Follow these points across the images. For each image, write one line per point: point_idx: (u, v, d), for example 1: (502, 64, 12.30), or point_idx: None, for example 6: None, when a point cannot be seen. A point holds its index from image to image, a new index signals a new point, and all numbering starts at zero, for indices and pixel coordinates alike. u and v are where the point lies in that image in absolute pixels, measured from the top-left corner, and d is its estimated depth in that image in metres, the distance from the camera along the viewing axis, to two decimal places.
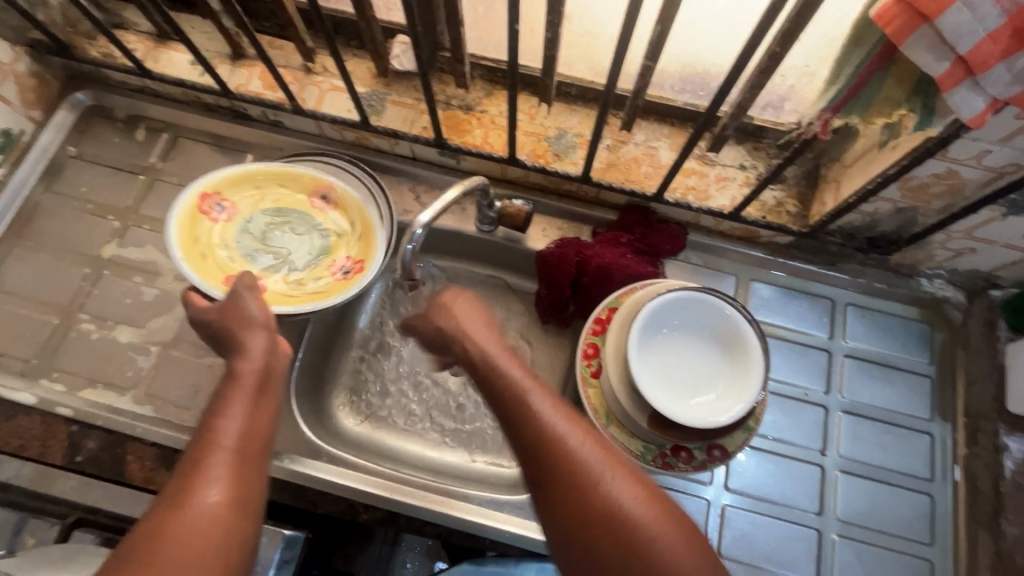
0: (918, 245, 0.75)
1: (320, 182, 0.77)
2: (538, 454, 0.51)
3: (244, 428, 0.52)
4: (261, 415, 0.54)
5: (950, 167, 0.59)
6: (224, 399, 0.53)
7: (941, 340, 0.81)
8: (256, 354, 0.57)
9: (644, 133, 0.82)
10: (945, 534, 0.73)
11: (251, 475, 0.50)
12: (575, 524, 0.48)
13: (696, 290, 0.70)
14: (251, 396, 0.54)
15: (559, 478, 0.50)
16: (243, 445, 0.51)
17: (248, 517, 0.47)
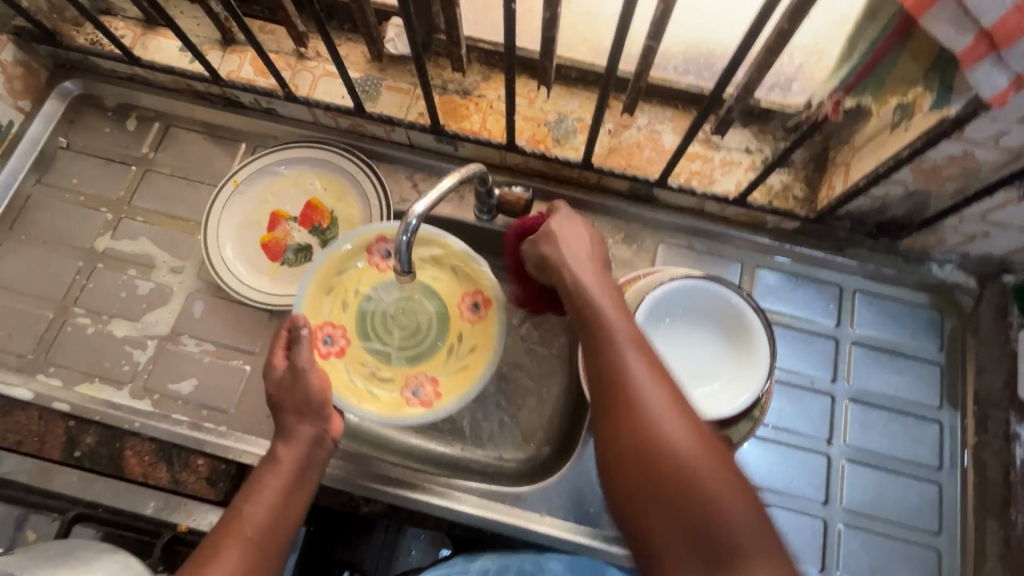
0: (929, 229, 0.73)
1: (478, 293, 0.77)
2: (610, 364, 0.57)
3: (268, 519, 0.58)
4: (291, 505, 0.60)
5: (965, 148, 0.57)
6: (259, 483, 0.60)
7: (950, 327, 0.80)
8: (299, 443, 0.62)
9: (647, 116, 0.79)
10: (953, 522, 0.72)
11: (263, 566, 0.56)
12: (628, 432, 0.53)
13: (700, 278, 0.68)
14: (284, 487, 0.60)
15: (608, 381, 0.56)
16: (264, 531, 0.57)
17: None
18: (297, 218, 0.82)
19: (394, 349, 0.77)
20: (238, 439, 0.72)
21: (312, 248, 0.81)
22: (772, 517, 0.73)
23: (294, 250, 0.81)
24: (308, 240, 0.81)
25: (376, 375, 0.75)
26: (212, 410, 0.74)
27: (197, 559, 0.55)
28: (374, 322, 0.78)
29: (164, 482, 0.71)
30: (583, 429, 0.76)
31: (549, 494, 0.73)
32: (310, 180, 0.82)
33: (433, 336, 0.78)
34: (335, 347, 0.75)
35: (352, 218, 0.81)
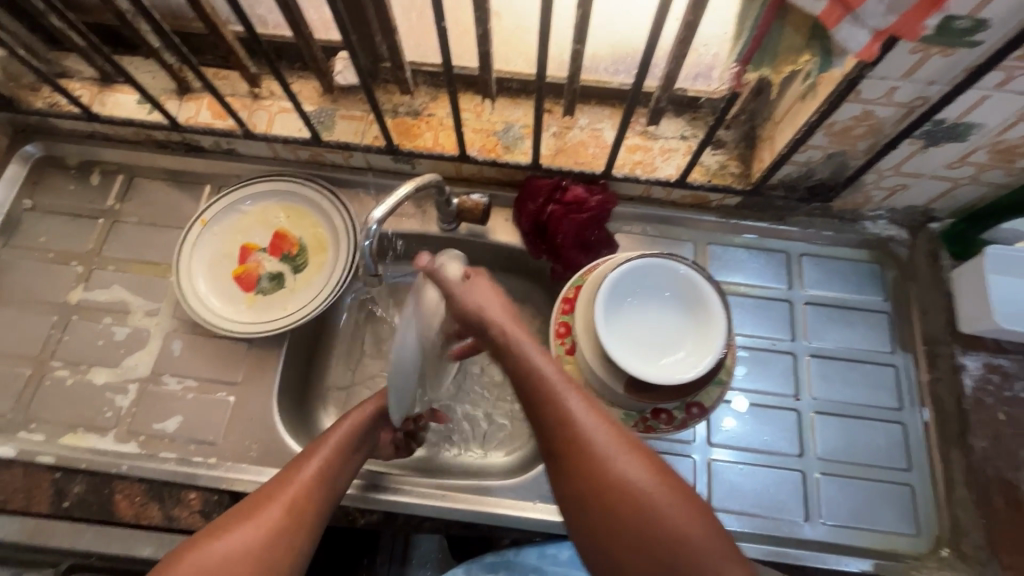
0: (855, 188, 0.79)
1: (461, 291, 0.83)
2: (531, 393, 0.58)
3: (323, 472, 0.62)
4: (343, 468, 0.64)
5: (866, 108, 0.63)
6: (314, 446, 0.64)
7: (892, 277, 0.85)
8: (343, 426, 0.67)
9: (587, 117, 0.85)
10: (920, 458, 0.76)
11: (313, 511, 0.59)
12: (569, 463, 0.54)
13: (651, 256, 0.73)
14: (338, 450, 0.65)
15: (528, 393, 0.58)
16: (334, 455, 0.64)
17: (300, 530, 0.57)
18: (267, 248, 0.84)
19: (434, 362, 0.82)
20: (229, 468, 0.73)
21: (284, 275, 0.83)
22: (754, 476, 0.76)
23: (268, 278, 0.83)
24: (279, 268, 0.84)
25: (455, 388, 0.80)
26: (199, 443, 0.75)
27: (238, 510, 0.57)
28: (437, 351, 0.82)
29: (156, 521, 0.71)
30: None
31: (540, 482, 0.75)
32: (274, 212, 0.86)
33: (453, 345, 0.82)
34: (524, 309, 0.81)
35: (322, 243, 0.84)
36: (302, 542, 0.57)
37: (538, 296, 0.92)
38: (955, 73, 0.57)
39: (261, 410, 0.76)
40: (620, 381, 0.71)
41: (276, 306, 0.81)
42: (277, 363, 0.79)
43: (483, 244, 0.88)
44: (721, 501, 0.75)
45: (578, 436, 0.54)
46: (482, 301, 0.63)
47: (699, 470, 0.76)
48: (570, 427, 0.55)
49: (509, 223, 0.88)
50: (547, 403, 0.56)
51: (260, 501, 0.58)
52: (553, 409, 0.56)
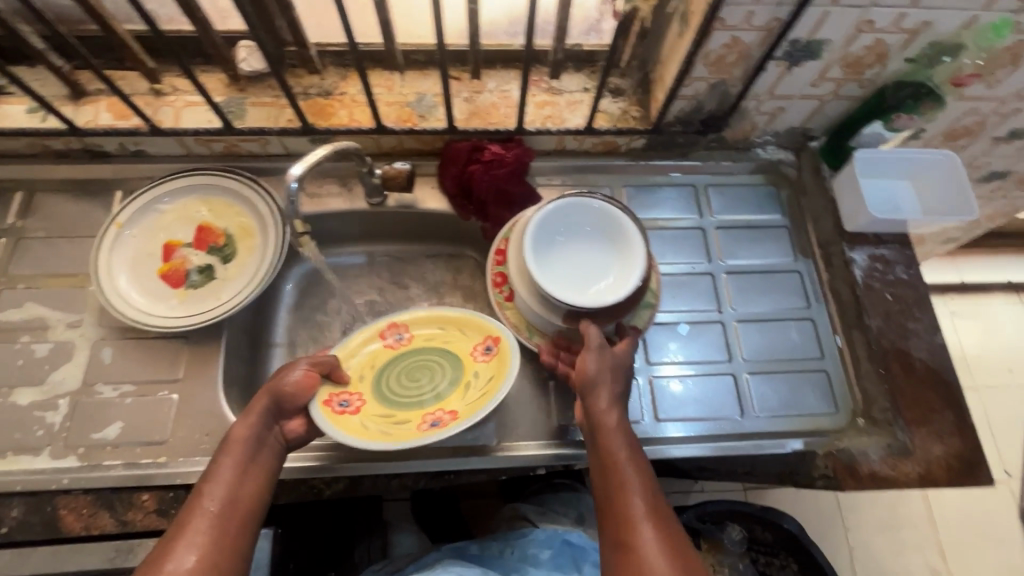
0: (741, 116, 0.87)
1: (488, 334, 0.79)
2: (600, 468, 0.65)
3: (230, 493, 0.60)
4: (252, 479, 0.62)
5: (733, 35, 0.71)
6: (218, 464, 0.61)
7: (786, 195, 0.95)
8: (242, 440, 0.63)
9: (495, 80, 0.89)
10: (830, 346, 0.86)
11: (231, 535, 0.58)
12: (617, 535, 0.60)
13: (572, 196, 0.78)
14: (239, 465, 0.62)
15: (599, 467, 0.65)
16: (240, 473, 0.61)
17: (220, 562, 0.55)
18: (192, 243, 0.83)
19: (403, 400, 0.77)
20: (182, 463, 0.71)
21: (214, 266, 0.82)
22: (692, 385, 0.83)
23: (198, 272, 0.82)
24: (208, 261, 0.82)
25: (394, 422, 0.74)
26: (146, 445, 0.73)
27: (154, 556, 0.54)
28: (394, 387, 0.79)
29: (109, 529, 0.68)
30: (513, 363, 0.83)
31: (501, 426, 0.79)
32: (195, 207, 0.84)
33: (446, 381, 0.79)
34: (489, 355, 0.78)
35: (249, 230, 0.84)
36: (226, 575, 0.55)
37: (474, 259, 0.96)
38: None
39: (208, 402, 0.75)
40: (559, 314, 0.75)
41: (210, 297, 0.80)
42: (218, 354, 0.78)
43: (412, 214, 0.91)
44: (666, 413, 0.81)
45: (632, 517, 0.60)
46: (608, 374, 0.70)
47: (643, 388, 0.82)
48: (625, 507, 0.61)
49: (434, 190, 0.91)
50: (613, 482, 0.63)
51: (176, 539, 0.55)
52: (618, 488, 0.62)
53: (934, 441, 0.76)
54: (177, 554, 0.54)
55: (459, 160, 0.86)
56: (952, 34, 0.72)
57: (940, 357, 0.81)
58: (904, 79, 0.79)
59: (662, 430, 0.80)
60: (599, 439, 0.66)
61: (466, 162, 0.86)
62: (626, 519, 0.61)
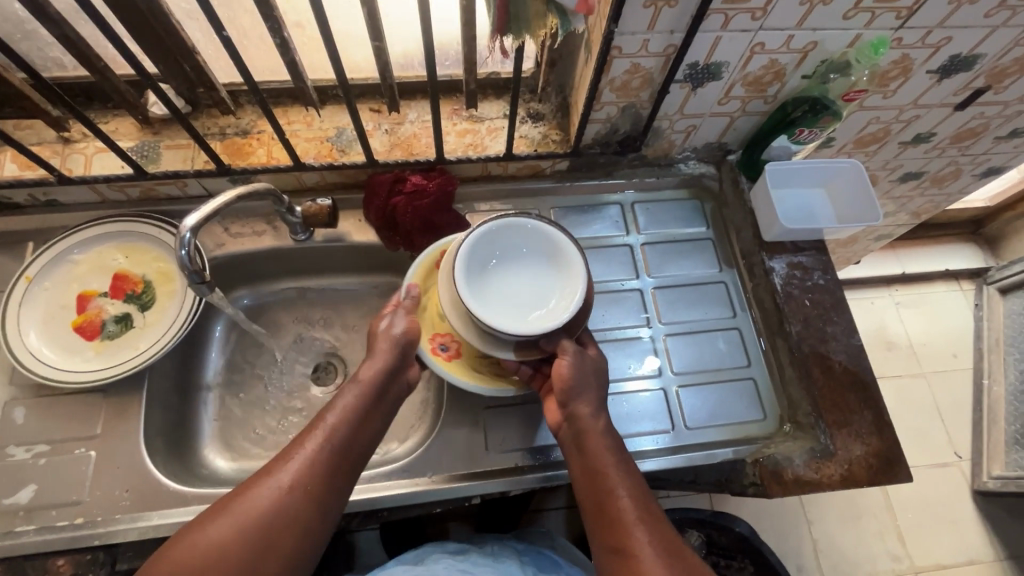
0: (657, 135, 0.90)
1: None
2: (587, 467, 0.68)
3: (349, 437, 0.66)
4: (364, 429, 0.68)
5: (633, 62, 0.73)
6: (341, 401, 0.68)
7: (709, 207, 0.99)
8: (355, 392, 0.69)
9: (415, 111, 0.90)
10: (756, 353, 0.88)
11: (336, 477, 0.63)
12: (608, 529, 0.64)
13: (500, 220, 0.77)
14: (352, 418, 0.67)
15: (586, 467, 0.69)
16: (356, 424, 0.67)
17: (317, 504, 0.61)
18: (107, 292, 0.81)
19: None
20: (100, 523, 0.69)
21: (131, 315, 0.80)
22: (624, 402, 0.84)
23: (114, 321, 0.80)
24: (124, 309, 0.81)
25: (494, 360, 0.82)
26: (62, 507, 0.70)
27: (256, 476, 0.61)
28: None
29: None
30: (447, 390, 0.83)
31: (431, 458, 0.79)
32: (111, 255, 0.83)
33: None
34: None
35: (167, 275, 0.82)
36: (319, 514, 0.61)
37: None
38: (685, 21, 0.68)
39: (128, 457, 0.73)
40: (508, 346, 0.74)
41: (126, 347, 0.78)
42: (139, 406, 0.76)
43: (341, 248, 0.91)
44: None
45: (622, 512, 0.64)
46: (587, 385, 0.73)
47: None
48: (614, 503, 0.65)
49: (361, 223, 0.91)
50: (601, 480, 0.67)
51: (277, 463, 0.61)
52: (606, 487, 0.66)
53: (854, 441, 0.79)
54: (281, 480, 0.60)
55: (382, 193, 0.86)
56: (839, 53, 0.76)
57: (858, 359, 0.84)
58: (802, 94, 0.83)
59: None
60: (585, 439, 0.70)
61: (389, 194, 0.86)
62: (614, 532, 0.63)
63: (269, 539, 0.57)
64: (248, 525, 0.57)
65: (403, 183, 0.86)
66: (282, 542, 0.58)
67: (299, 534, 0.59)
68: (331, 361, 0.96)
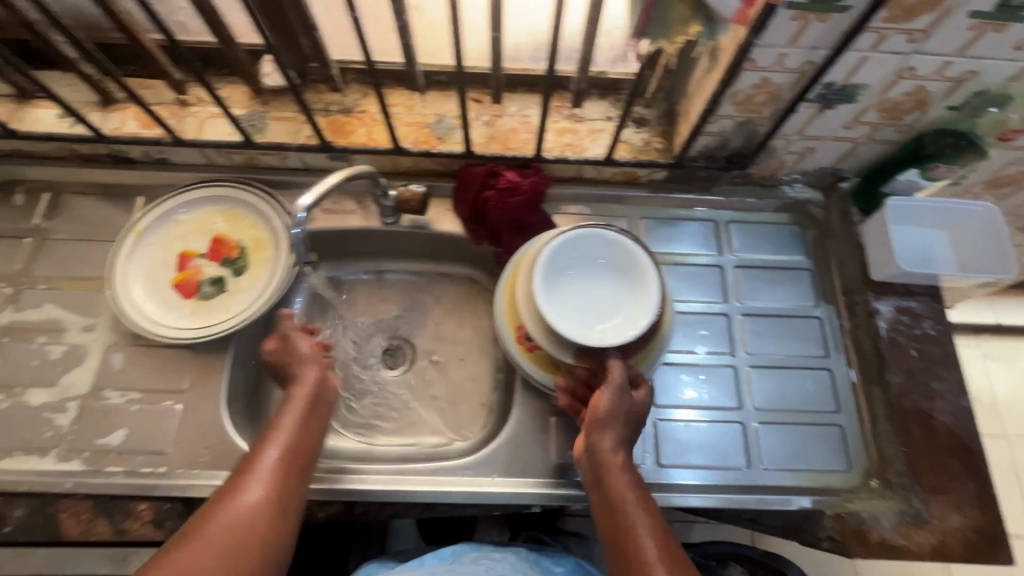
0: (769, 154, 0.84)
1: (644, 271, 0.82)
2: (604, 498, 0.64)
3: (285, 451, 0.63)
4: (303, 444, 0.65)
5: (763, 76, 0.68)
6: (280, 423, 0.65)
7: (812, 237, 0.92)
8: (292, 411, 0.67)
9: (516, 104, 0.88)
10: (848, 399, 0.82)
11: (289, 489, 0.61)
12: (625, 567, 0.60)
13: (582, 227, 0.75)
14: (290, 432, 0.65)
15: (608, 498, 0.64)
16: (294, 438, 0.65)
17: (281, 513, 0.59)
18: (206, 253, 0.84)
19: None
20: (181, 476, 0.72)
21: (226, 278, 0.83)
22: (697, 430, 0.80)
23: (209, 282, 0.83)
24: (220, 272, 0.83)
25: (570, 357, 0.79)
26: (147, 455, 0.74)
27: (226, 486, 0.59)
28: None
29: (106, 536, 0.69)
30: (517, 392, 0.82)
31: (496, 461, 0.77)
32: (211, 217, 0.86)
33: None
34: None
35: (263, 243, 0.84)
36: (284, 521, 0.59)
37: (484, 283, 0.95)
38: (833, 37, 0.62)
39: (211, 416, 0.76)
40: (569, 350, 0.72)
41: (218, 309, 0.81)
42: (225, 368, 0.79)
43: (425, 235, 0.90)
44: (668, 458, 0.78)
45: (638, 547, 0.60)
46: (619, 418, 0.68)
47: (646, 432, 0.80)
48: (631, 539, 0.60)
49: (449, 213, 0.90)
50: (614, 513, 0.63)
51: (252, 470, 0.60)
52: (620, 519, 0.62)
53: (951, 510, 0.73)
54: (248, 487, 0.58)
55: (474, 183, 0.85)
56: (1000, 85, 0.68)
57: (965, 422, 0.77)
58: (946, 126, 0.75)
59: (664, 477, 0.78)
60: (605, 467, 0.65)
61: (481, 187, 0.85)
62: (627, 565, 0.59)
63: (242, 545, 0.55)
64: (224, 530, 0.55)
65: (497, 177, 0.85)
66: (261, 550, 0.56)
67: (269, 543, 0.57)
68: (400, 346, 0.95)
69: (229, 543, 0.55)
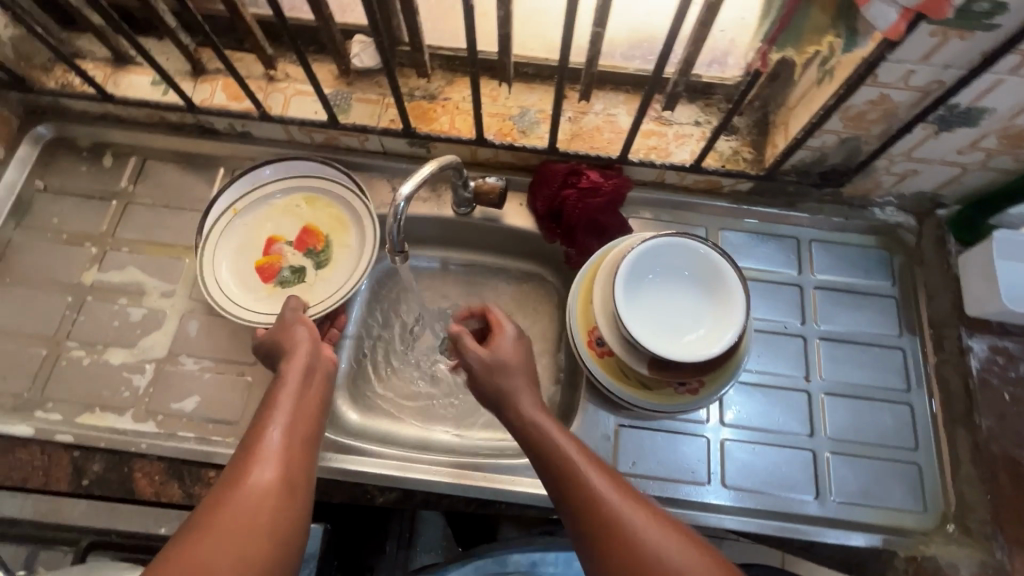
0: (867, 174, 0.80)
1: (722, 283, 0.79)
2: (562, 484, 0.57)
3: (291, 419, 0.58)
4: (306, 409, 0.61)
5: (882, 92, 0.65)
6: (278, 393, 0.61)
7: (899, 262, 0.87)
8: (292, 372, 0.63)
9: (602, 102, 0.86)
10: (927, 438, 0.78)
11: (298, 461, 0.55)
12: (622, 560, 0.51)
13: (670, 237, 0.72)
14: (293, 396, 0.61)
15: (567, 490, 0.56)
16: (297, 405, 0.60)
17: (298, 488, 0.53)
18: (293, 241, 0.85)
19: None
20: None
21: (306, 268, 0.83)
22: (765, 454, 0.78)
23: (291, 270, 0.83)
24: (302, 262, 0.84)
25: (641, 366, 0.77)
26: (218, 423, 0.75)
27: (231, 468, 0.53)
28: None
29: (177, 499, 0.71)
30: (581, 396, 0.80)
31: None
32: (290, 194, 0.86)
33: None
34: None
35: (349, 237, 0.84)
36: (303, 496, 0.53)
37: (549, 281, 0.94)
38: (971, 57, 0.58)
39: None
40: (644, 361, 0.70)
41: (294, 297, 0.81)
42: None
43: (497, 229, 0.89)
44: (732, 479, 0.76)
45: (622, 524, 0.53)
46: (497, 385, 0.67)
47: (712, 449, 0.77)
48: (612, 516, 0.53)
49: (523, 208, 0.88)
50: (580, 495, 0.55)
51: (257, 449, 0.54)
52: (588, 494, 0.55)
53: None
54: (257, 467, 0.52)
55: (554, 181, 0.83)
56: None
57: None
58: None
59: (726, 497, 0.75)
60: (551, 449, 0.59)
61: (561, 186, 0.83)
62: (616, 545, 0.52)
63: (261, 528, 0.49)
64: (237, 515, 0.49)
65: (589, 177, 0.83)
66: (279, 532, 0.49)
67: (288, 523, 0.50)
68: None
69: (248, 528, 0.48)
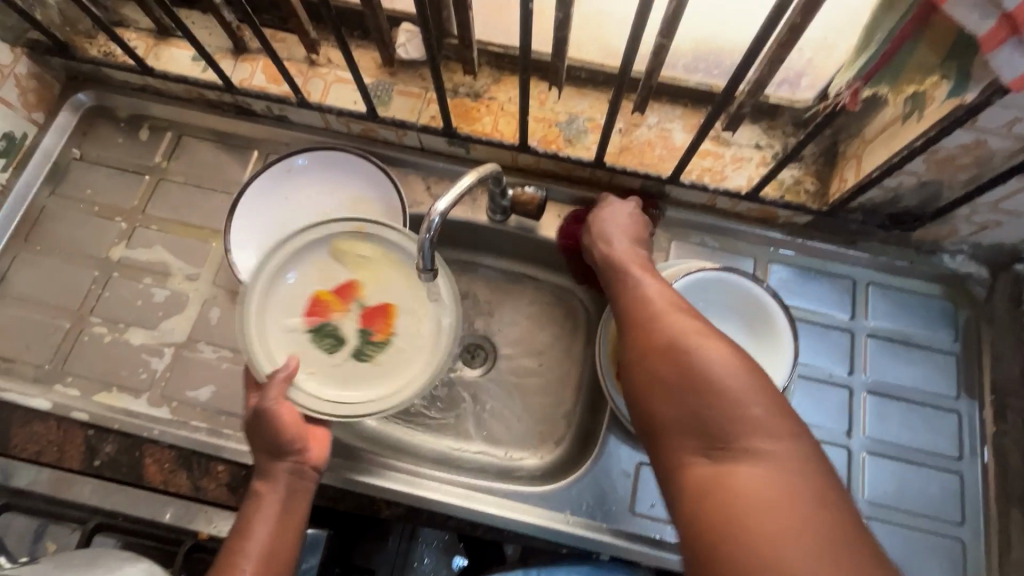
0: (943, 220, 0.73)
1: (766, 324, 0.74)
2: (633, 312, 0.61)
3: (264, 552, 0.58)
4: (284, 534, 0.61)
5: (978, 137, 0.58)
6: (254, 518, 0.60)
7: (965, 316, 0.80)
8: (274, 489, 0.62)
9: (657, 115, 0.80)
10: (976, 512, 0.72)
11: None
12: (653, 362, 0.54)
13: (721, 272, 0.68)
14: (271, 521, 0.60)
15: (637, 318, 0.60)
16: (274, 533, 0.60)
17: None
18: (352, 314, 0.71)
19: None
20: None
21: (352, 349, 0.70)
22: None
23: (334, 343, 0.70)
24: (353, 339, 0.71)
25: None
26: (230, 416, 0.74)
27: None
28: None
29: (184, 490, 0.71)
30: (603, 427, 0.76)
31: (572, 497, 0.72)
32: (320, 184, 0.83)
33: None
34: None
35: (417, 341, 0.70)
36: None
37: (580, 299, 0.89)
38: None
39: None
40: None
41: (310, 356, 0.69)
42: None
43: (531, 240, 0.84)
44: None
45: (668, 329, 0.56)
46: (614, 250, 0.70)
47: None
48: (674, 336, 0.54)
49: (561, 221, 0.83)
50: (644, 321, 0.59)
51: None
52: (653, 325, 0.57)
53: None
54: None
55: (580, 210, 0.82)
56: None
57: None
58: None
59: None
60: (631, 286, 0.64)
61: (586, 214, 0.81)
62: (667, 386, 0.52)
63: None
64: None
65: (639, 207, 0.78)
66: None
67: None
68: (480, 346, 0.89)
69: None
